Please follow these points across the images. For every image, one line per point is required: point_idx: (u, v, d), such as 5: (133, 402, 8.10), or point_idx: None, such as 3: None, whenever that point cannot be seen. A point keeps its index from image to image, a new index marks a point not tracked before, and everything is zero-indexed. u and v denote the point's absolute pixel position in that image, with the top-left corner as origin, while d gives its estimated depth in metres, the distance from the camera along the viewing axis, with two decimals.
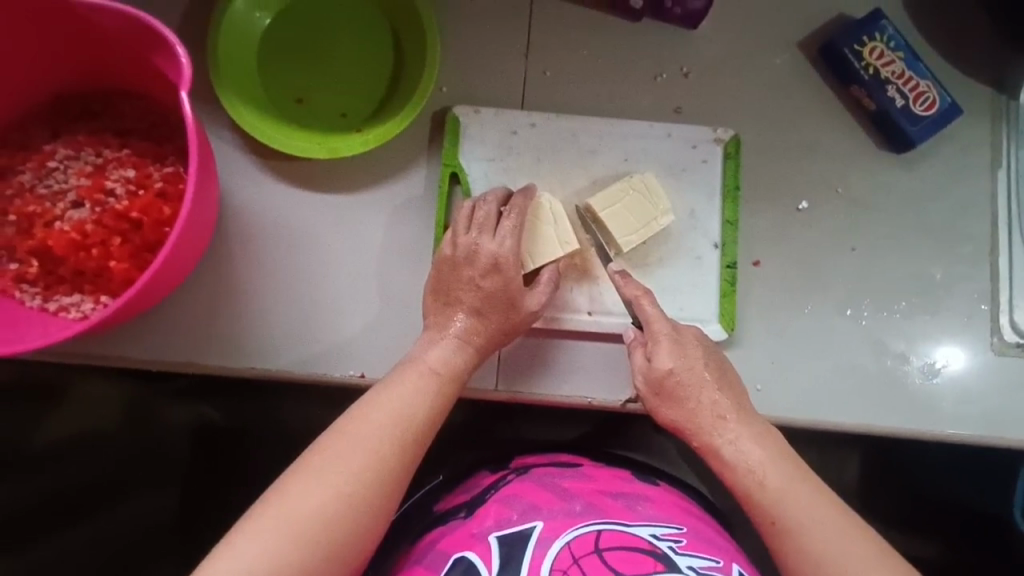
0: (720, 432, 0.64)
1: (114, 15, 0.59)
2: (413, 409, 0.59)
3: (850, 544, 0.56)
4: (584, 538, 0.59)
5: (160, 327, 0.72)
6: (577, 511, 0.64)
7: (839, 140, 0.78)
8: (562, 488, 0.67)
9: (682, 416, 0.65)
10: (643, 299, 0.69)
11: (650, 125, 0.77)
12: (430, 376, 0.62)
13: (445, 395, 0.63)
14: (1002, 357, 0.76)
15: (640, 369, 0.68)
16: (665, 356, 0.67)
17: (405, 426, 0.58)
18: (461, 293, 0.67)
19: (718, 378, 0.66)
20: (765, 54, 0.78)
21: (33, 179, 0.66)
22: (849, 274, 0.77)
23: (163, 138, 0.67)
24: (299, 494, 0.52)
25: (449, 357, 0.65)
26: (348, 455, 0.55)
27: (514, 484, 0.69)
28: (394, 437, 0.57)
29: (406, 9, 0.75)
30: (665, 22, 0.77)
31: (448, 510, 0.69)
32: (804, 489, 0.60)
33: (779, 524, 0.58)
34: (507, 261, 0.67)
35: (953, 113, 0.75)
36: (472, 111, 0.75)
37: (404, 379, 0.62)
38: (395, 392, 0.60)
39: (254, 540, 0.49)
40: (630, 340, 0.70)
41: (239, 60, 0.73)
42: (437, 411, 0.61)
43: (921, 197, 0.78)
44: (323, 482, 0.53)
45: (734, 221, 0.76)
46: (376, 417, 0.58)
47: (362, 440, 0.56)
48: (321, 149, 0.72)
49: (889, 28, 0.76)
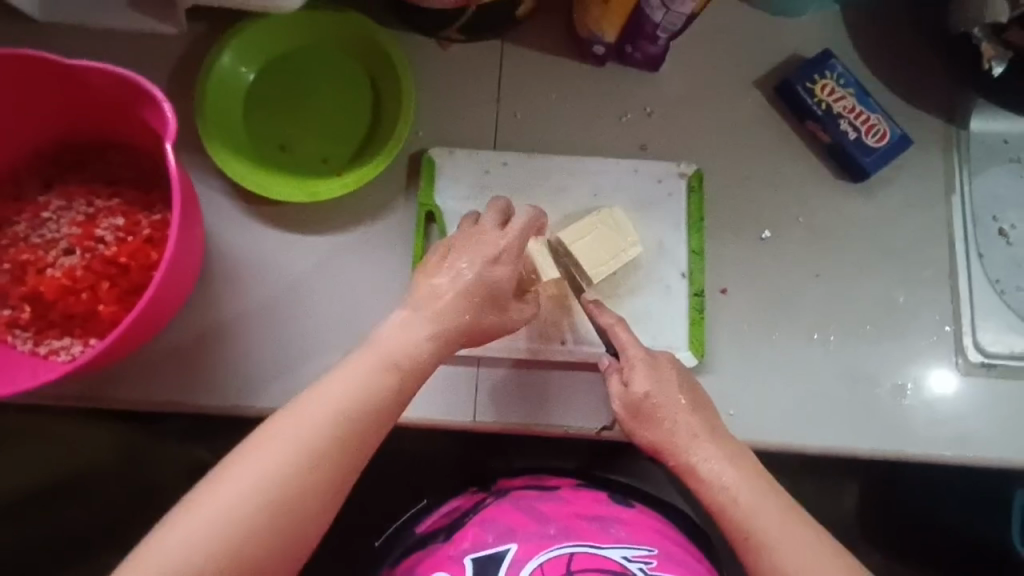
0: (695, 451, 0.65)
1: (109, 76, 0.63)
2: (360, 399, 0.59)
3: (816, 559, 0.59)
4: (557, 560, 0.65)
5: (146, 368, 0.74)
6: (551, 533, 0.67)
7: (798, 171, 0.82)
8: (538, 511, 0.70)
9: (660, 437, 0.67)
10: (617, 327, 0.71)
11: (617, 161, 0.81)
12: (387, 367, 0.61)
13: (394, 383, 0.61)
14: (969, 377, 0.78)
15: (617, 394, 0.69)
16: (641, 381, 0.69)
17: (350, 414, 0.59)
18: (433, 294, 0.65)
19: (692, 401, 0.68)
20: (725, 92, 0.83)
21: (28, 229, 0.69)
22: (815, 300, 0.79)
23: (152, 187, 0.71)
24: (237, 482, 0.54)
25: (416, 348, 0.63)
26: (288, 444, 0.56)
27: (492, 506, 0.71)
28: (339, 425, 0.58)
29: (384, 61, 0.80)
30: (629, 65, 0.82)
31: (427, 533, 0.71)
32: (774, 504, 0.62)
33: (752, 539, 0.61)
34: (497, 294, 0.67)
35: (903, 144, 0.80)
36: (447, 153, 0.80)
37: (357, 366, 0.61)
38: (342, 380, 0.60)
39: (193, 523, 0.53)
40: (605, 365, 0.71)
41: (226, 111, 0.78)
42: (389, 400, 0.61)
43: (881, 223, 0.81)
44: (259, 471, 0.55)
45: (699, 251, 0.79)
46: (320, 405, 0.58)
47: (303, 428, 0.57)
48: (303, 193, 0.75)
49: (838, 66, 0.81)
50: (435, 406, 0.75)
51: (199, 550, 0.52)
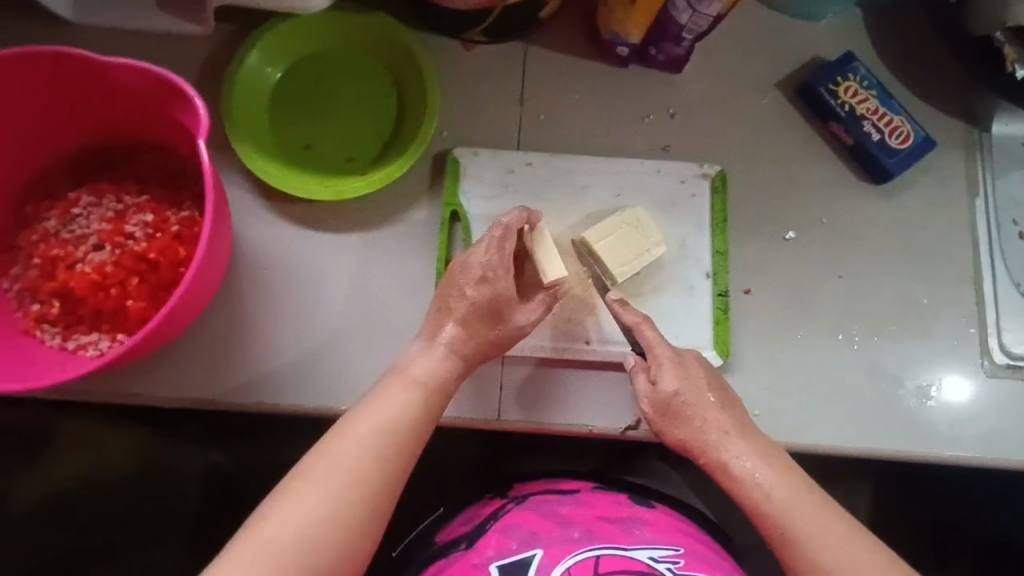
0: (726, 448, 0.65)
1: (143, 74, 0.64)
2: (402, 421, 0.60)
3: (857, 553, 0.59)
4: (584, 564, 0.65)
5: (171, 364, 0.74)
6: (576, 537, 0.68)
7: (821, 172, 0.82)
8: (561, 515, 0.70)
9: (689, 435, 0.67)
10: (644, 326, 0.71)
11: (640, 161, 0.81)
12: (414, 387, 0.63)
13: (431, 404, 0.63)
14: (995, 378, 0.77)
15: (644, 392, 0.69)
16: (669, 379, 0.68)
17: (393, 436, 0.60)
18: (444, 316, 0.66)
19: (720, 398, 0.68)
20: (747, 94, 0.83)
21: (58, 225, 0.70)
22: (839, 301, 0.79)
23: (181, 185, 0.72)
24: (290, 514, 0.54)
25: (435, 367, 0.65)
26: (337, 472, 0.56)
27: (514, 511, 0.70)
28: (385, 449, 0.59)
29: (409, 62, 0.81)
30: (652, 67, 0.83)
31: (448, 541, 0.71)
32: (807, 498, 0.63)
33: (789, 535, 0.61)
34: (496, 306, 0.67)
35: (927, 145, 0.80)
36: (471, 153, 0.80)
37: (390, 389, 0.62)
38: (382, 403, 0.61)
39: (248, 557, 0.52)
40: (632, 365, 0.71)
41: (252, 110, 0.78)
42: (425, 420, 0.62)
43: (905, 225, 0.81)
44: (311, 500, 0.55)
45: (723, 251, 0.79)
46: (364, 430, 0.59)
47: (350, 454, 0.57)
48: (329, 191, 0.76)
49: (861, 69, 0.81)
50: (460, 405, 0.75)
51: None
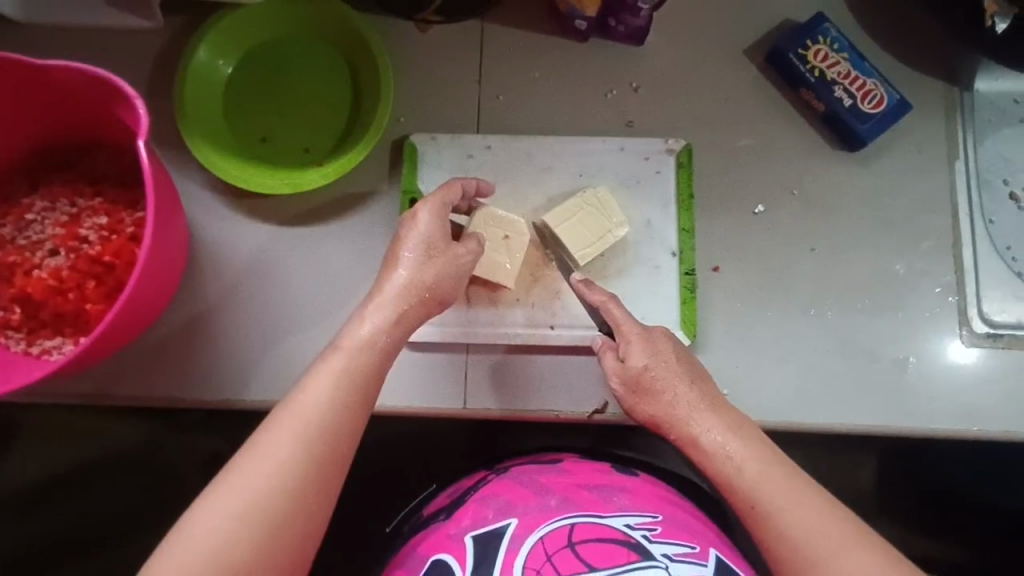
0: (696, 422, 0.63)
1: (79, 75, 0.63)
2: (341, 398, 0.57)
3: (828, 532, 0.56)
4: (557, 532, 0.62)
5: (139, 364, 0.75)
6: (552, 505, 0.66)
7: (792, 141, 0.79)
8: (539, 484, 0.69)
9: (658, 411, 0.65)
10: (610, 305, 0.69)
11: (602, 139, 0.79)
12: (353, 358, 0.59)
13: (371, 368, 0.60)
14: (975, 348, 0.75)
15: (614, 371, 0.67)
16: (638, 355, 0.66)
17: (335, 414, 0.56)
18: (383, 285, 0.64)
19: (689, 372, 0.66)
20: (714, 63, 0.80)
21: (13, 232, 0.70)
22: (812, 274, 0.77)
23: (134, 185, 0.71)
24: (228, 501, 0.51)
25: (382, 326, 0.62)
26: (275, 455, 0.53)
27: (493, 482, 0.71)
28: (325, 426, 0.55)
29: (361, 45, 0.78)
30: (614, 40, 0.80)
31: (431, 513, 0.71)
32: (776, 469, 0.60)
33: (760, 509, 0.59)
34: (434, 240, 0.66)
35: (903, 108, 0.76)
36: (429, 138, 0.78)
37: (329, 363, 0.59)
38: (320, 380, 0.57)
39: (185, 550, 0.49)
40: (599, 345, 0.69)
41: (205, 104, 0.77)
42: (371, 386, 0.59)
43: (881, 193, 0.78)
44: (247, 486, 0.52)
45: (690, 229, 0.77)
46: (305, 406, 0.56)
47: (287, 437, 0.54)
48: (284, 184, 0.75)
49: (833, 30, 0.77)
50: (427, 394, 0.75)
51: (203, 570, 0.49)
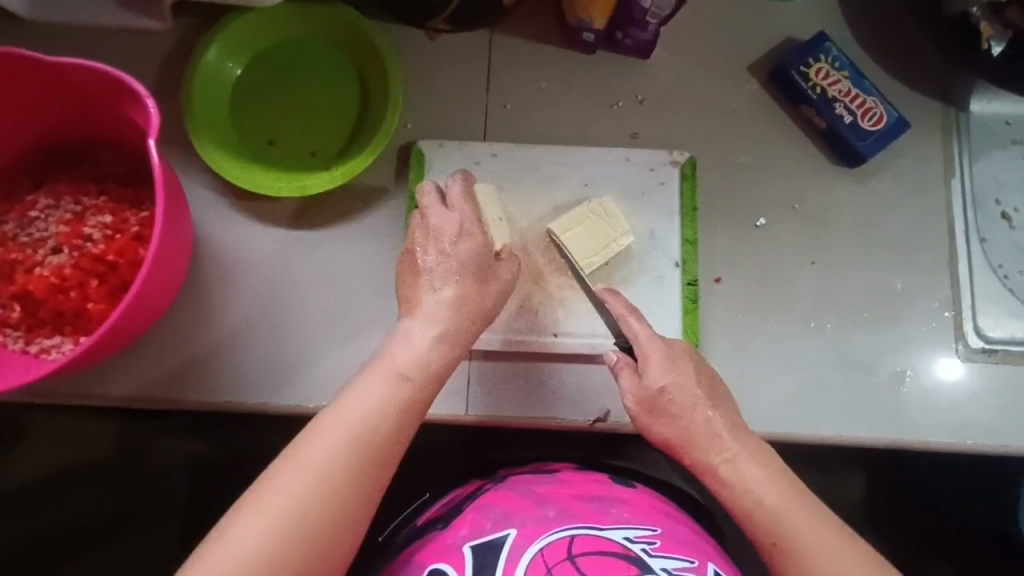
0: (716, 451, 0.63)
1: (90, 73, 0.63)
2: (381, 417, 0.57)
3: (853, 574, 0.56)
4: (556, 545, 0.61)
5: (137, 365, 0.74)
6: (550, 516, 0.65)
7: (793, 156, 0.80)
8: (537, 494, 0.69)
9: (674, 434, 0.64)
10: (630, 317, 0.68)
11: (608, 150, 0.80)
12: (398, 379, 0.59)
13: (416, 396, 0.59)
14: (970, 363, 0.76)
15: (632, 390, 0.66)
16: (657, 373, 0.65)
17: (382, 425, 0.57)
18: (420, 301, 0.64)
19: (710, 395, 0.66)
20: (718, 77, 0.82)
21: (16, 228, 0.69)
22: (811, 288, 0.78)
23: (141, 185, 0.71)
24: (272, 506, 0.51)
25: (420, 356, 0.61)
26: (321, 462, 0.53)
27: (491, 491, 0.71)
28: (363, 444, 0.55)
29: (371, 52, 0.79)
30: (620, 53, 0.81)
31: (427, 522, 0.71)
32: (797, 505, 0.60)
33: (781, 546, 0.59)
34: (482, 265, 0.67)
35: (900, 127, 0.78)
36: (436, 145, 0.79)
37: (370, 381, 0.59)
38: (361, 396, 0.58)
39: (212, 571, 0.49)
40: (616, 363, 0.67)
41: (212, 106, 0.77)
42: (416, 404, 0.59)
43: (879, 209, 0.80)
44: (292, 494, 0.52)
45: (693, 239, 0.78)
46: (352, 416, 0.56)
47: (329, 451, 0.54)
48: (290, 188, 0.75)
49: (834, 49, 0.79)
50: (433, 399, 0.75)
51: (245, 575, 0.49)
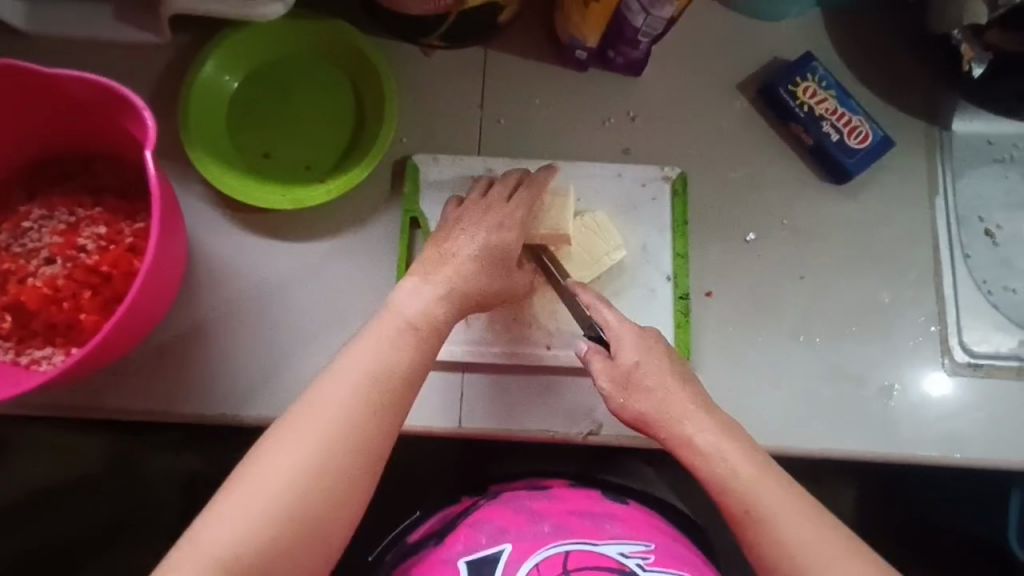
0: (691, 424, 0.64)
1: (88, 85, 0.63)
2: (384, 367, 0.60)
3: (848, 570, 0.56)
4: (553, 560, 0.63)
5: (129, 377, 0.74)
6: (546, 531, 0.66)
7: (782, 172, 0.82)
8: (531, 509, 0.69)
9: (650, 408, 0.65)
10: (599, 305, 0.70)
11: (600, 165, 0.81)
12: (406, 330, 0.62)
13: (424, 347, 0.63)
14: (957, 377, 0.77)
15: (604, 370, 0.67)
16: (628, 352, 0.67)
17: (385, 377, 0.59)
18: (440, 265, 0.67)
19: (677, 370, 0.67)
20: (708, 95, 0.83)
21: (9, 239, 0.69)
22: (800, 301, 0.79)
23: (136, 196, 0.71)
24: (280, 456, 0.54)
25: (427, 309, 0.64)
26: (323, 413, 0.56)
27: (484, 507, 0.70)
28: (361, 395, 0.58)
29: (366, 67, 0.80)
30: (612, 70, 0.83)
31: (418, 540, 0.69)
32: (794, 501, 0.59)
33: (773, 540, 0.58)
34: (506, 248, 0.69)
35: (885, 145, 0.80)
36: (431, 159, 0.80)
37: (377, 335, 0.61)
38: (365, 351, 0.60)
39: (225, 516, 0.52)
40: (587, 353, 0.68)
41: (208, 119, 0.78)
42: (421, 357, 0.62)
43: (866, 225, 0.81)
44: (297, 444, 0.55)
45: (685, 254, 0.79)
46: (354, 369, 0.59)
47: (331, 401, 0.57)
48: (285, 201, 0.75)
49: (820, 69, 0.81)
50: (427, 412, 0.75)
51: (257, 520, 0.52)
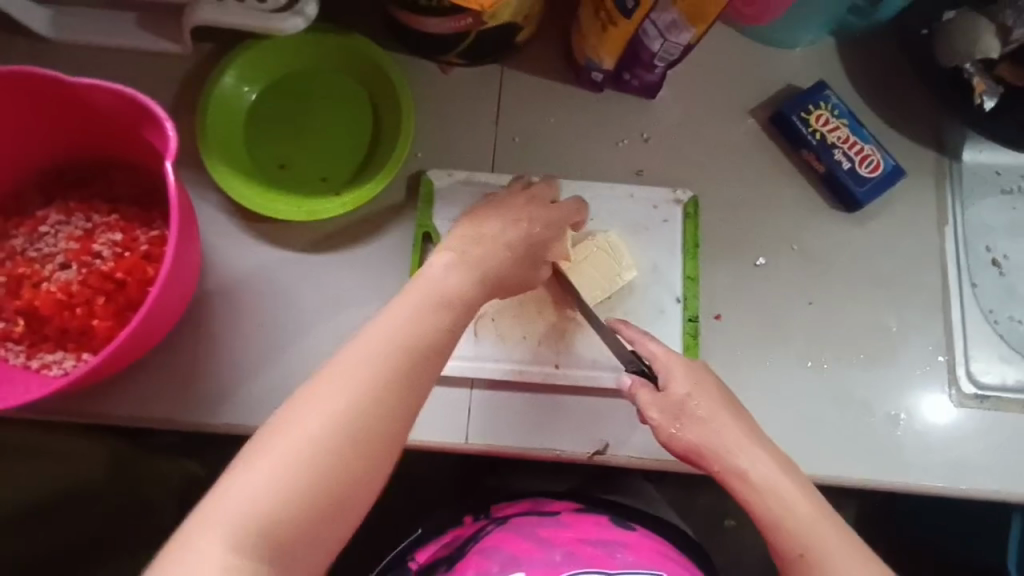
0: (742, 456, 0.65)
1: (110, 94, 0.64)
2: (414, 331, 0.59)
3: None
4: None
5: (138, 384, 0.74)
6: (557, 560, 0.66)
7: (792, 198, 0.83)
8: (540, 536, 0.69)
9: (702, 438, 0.66)
10: (647, 338, 0.71)
11: (613, 186, 0.81)
12: (438, 298, 0.61)
13: (454, 315, 0.62)
14: (963, 408, 0.78)
15: (654, 402, 0.68)
16: (680, 383, 0.68)
17: (416, 342, 0.58)
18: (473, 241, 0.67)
19: (726, 398, 0.68)
20: (721, 120, 0.84)
21: (25, 243, 0.70)
22: (809, 327, 0.80)
23: (152, 204, 0.71)
24: (307, 415, 0.53)
25: (458, 279, 0.64)
26: (353, 374, 0.55)
27: (494, 533, 0.70)
28: (392, 357, 0.57)
29: (384, 81, 0.81)
30: (627, 92, 0.84)
31: (427, 565, 0.70)
32: (829, 526, 0.61)
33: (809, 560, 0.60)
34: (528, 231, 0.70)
35: (896, 174, 0.81)
36: (446, 175, 0.80)
37: (409, 300, 0.61)
38: (397, 313, 0.59)
39: (253, 472, 0.51)
40: (632, 385, 0.69)
41: (227, 128, 0.79)
42: (452, 323, 0.61)
43: (875, 253, 0.82)
44: (327, 403, 0.54)
45: (694, 276, 0.80)
46: (385, 331, 0.58)
47: (363, 361, 0.56)
48: (301, 213, 0.76)
49: (833, 98, 0.82)
50: (434, 428, 0.75)
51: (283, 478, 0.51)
